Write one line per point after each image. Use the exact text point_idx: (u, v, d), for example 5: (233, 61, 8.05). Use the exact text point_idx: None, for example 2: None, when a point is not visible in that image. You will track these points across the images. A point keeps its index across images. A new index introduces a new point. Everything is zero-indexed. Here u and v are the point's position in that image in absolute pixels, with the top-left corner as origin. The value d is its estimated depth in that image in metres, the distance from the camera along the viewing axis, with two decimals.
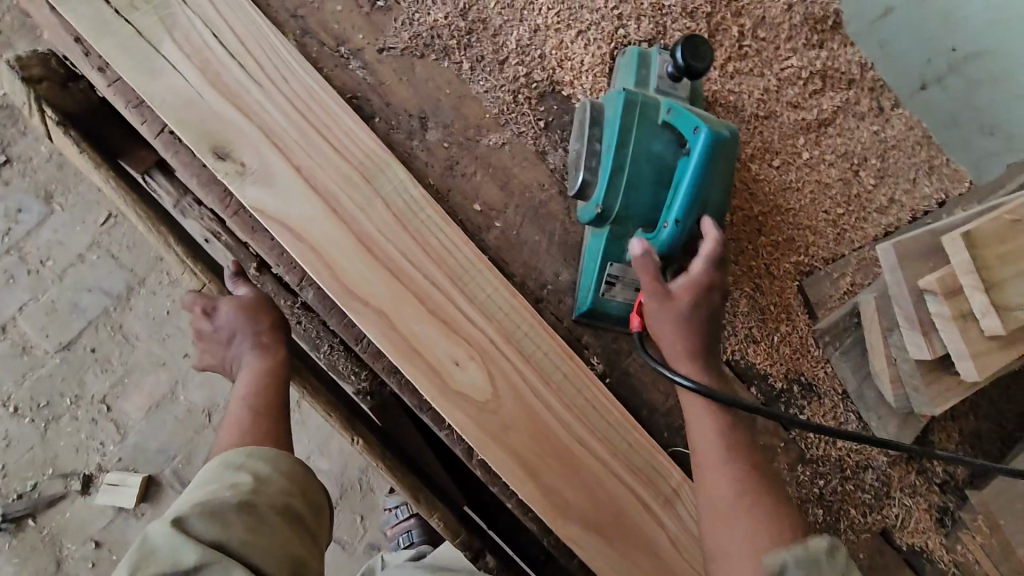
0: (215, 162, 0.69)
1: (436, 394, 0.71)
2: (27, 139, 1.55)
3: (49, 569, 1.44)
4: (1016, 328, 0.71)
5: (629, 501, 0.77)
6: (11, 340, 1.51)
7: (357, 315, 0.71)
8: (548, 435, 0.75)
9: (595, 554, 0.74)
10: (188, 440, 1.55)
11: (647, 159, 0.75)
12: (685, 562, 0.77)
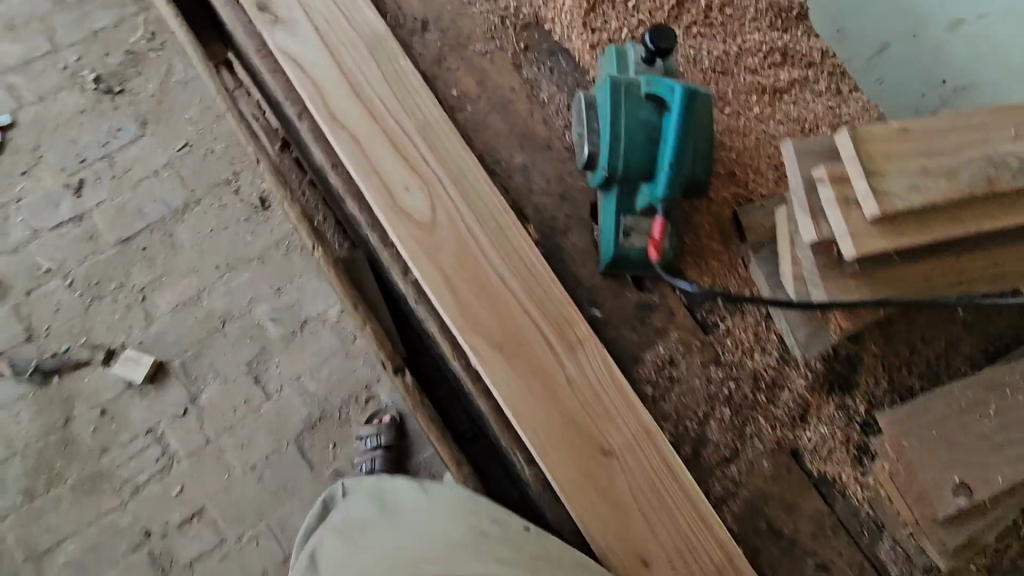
0: (258, 12, 0.95)
1: (385, 207, 0.88)
2: (140, 77, 1.91)
3: (59, 423, 1.62)
4: (896, 216, 0.79)
5: (533, 334, 0.87)
6: (83, 228, 1.76)
7: (335, 133, 0.90)
8: (471, 261, 0.88)
9: (493, 366, 0.84)
10: (200, 340, 1.74)
11: (639, 128, 0.90)
12: (577, 401, 0.86)
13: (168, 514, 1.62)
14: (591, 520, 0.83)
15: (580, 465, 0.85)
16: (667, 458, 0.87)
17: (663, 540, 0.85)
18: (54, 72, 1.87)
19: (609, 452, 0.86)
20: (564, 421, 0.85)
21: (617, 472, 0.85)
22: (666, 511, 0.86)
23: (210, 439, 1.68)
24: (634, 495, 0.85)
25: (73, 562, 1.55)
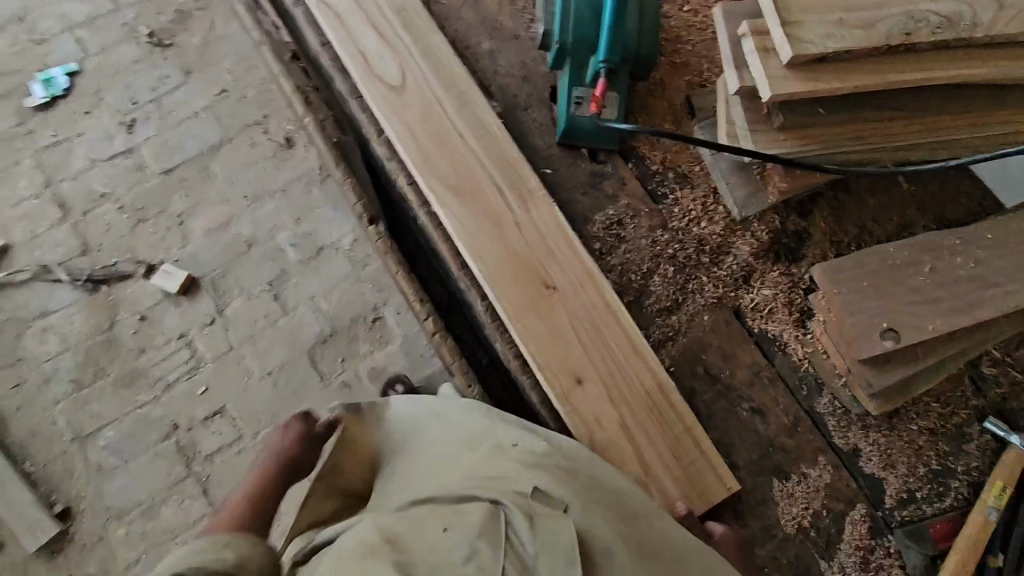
0: None
1: (364, 74, 1.05)
2: (186, 32, 2.14)
3: (105, 325, 1.83)
4: (812, 61, 0.87)
5: (488, 184, 1.00)
6: (133, 161, 1.99)
7: (324, 15, 1.08)
8: (435, 120, 1.02)
9: (450, 206, 0.99)
10: (228, 260, 1.93)
11: (584, 3, 1.00)
12: (523, 241, 0.98)
13: (193, 410, 1.79)
14: (531, 341, 0.94)
15: (525, 295, 0.95)
16: (605, 295, 0.96)
17: (599, 366, 0.94)
18: (115, 28, 2.12)
19: (551, 286, 0.96)
20: (510, 257, 0.97)
21: (558, 303, 0.95)
22: (602, 340, 0.95)
23: (232, 346, 1.86)
24: (573, 323, 0.95)
25: (111, 445, 1.74)
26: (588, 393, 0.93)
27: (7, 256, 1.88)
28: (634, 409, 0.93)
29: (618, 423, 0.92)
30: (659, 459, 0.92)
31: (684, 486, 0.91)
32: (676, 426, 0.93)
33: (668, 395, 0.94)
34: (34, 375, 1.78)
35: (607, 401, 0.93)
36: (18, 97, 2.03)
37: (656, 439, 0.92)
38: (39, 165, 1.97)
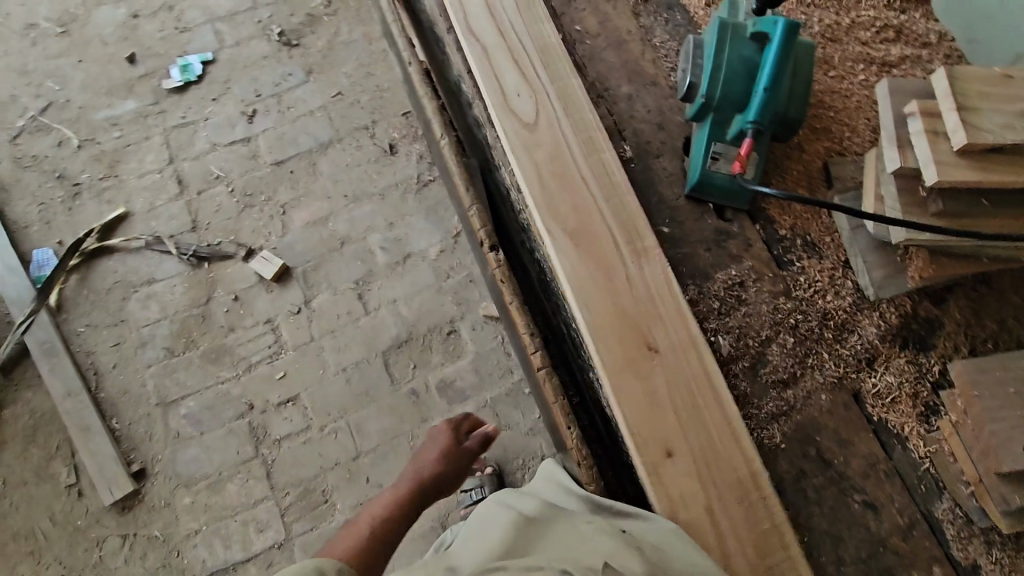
0: None
1: (498, 106, 1.07)
2: (313, 34, 2.26)
3: (202, 300, 1.93)
4: (986, 150, 0.83)
5: (604, 234, 0.99)
6: (249, 149, 2.11)
7: (468, 43, 1.10)
8: (562, 160, 1.03)
9: (563, 248, 0.99)
10: (321, 255, 2.00)
11: (738, 62, 1.00)
12: (632, 296, 0.96)
13: (268, 394, 1.85)
14: (626, 400, 0.92)
15: (625, 354, 0.94)
16: (708, 366, 0.94)
17: (692, 440, 0.91)
18: (250, 24, 2.27)
19: (652, 346, 0.94)
20: (616, 309, 0.95)
21: (658, 366, 0.93)
22: (698, 410, 0.92)
23: (313, 338, 1.92)
24: (671, 390, 0.93)
25: (190, 416, 1.81)
26: (676, 465, 0.90)
27: (125, 222, 2.00)
28: (725, 492, 0.89)
29: (705, 503, 0.88)
30: (743, 551, 0.86)
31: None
32: (767, 516, 0.88)
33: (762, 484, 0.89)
34: (133, 337, 1.87)
35: (695, 478, 0.89)
36: (157, 77, 2.18)
37: (742, 528, 0.87)
38: (165, 142, 2.10)
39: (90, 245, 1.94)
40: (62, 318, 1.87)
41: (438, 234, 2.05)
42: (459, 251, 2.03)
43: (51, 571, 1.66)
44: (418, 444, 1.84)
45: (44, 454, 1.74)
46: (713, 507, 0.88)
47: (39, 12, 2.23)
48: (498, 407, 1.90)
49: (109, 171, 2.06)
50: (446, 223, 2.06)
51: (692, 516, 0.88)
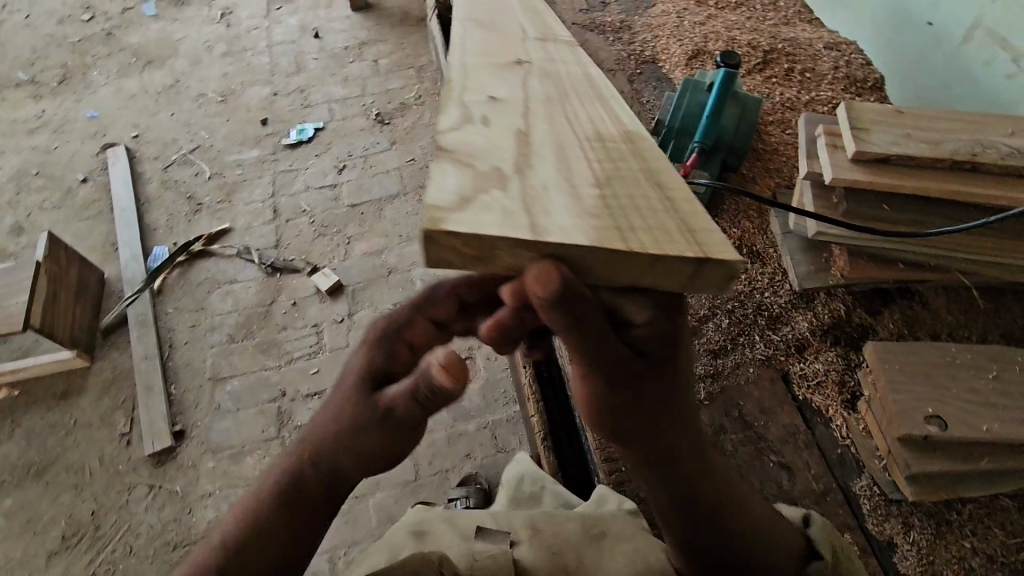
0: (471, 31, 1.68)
1: None
2: (402, 116, 2.84)
3: (268, 300, 2.29)
4: (875, 159, 1.05)
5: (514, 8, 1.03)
6: (333, 192, 2.60)
7: None
8: None
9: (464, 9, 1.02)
10: (370, 278, 2.35)
11: (694, 105, 1.29)
12: (530, 40, 0.95)
13: (301, 384, 2.10)
14: (467, 72, 0.87)
15: (500, 62, 0.89)
16: (586, 89, 0.86)
17: (553, 118, 0.78)
18: (357, 105, 2.89)
19: (528, 66, 0.89)
20: (494, 41, 0.94)
21: (513, 65, 0.89)
22: (553, 102, 0.82)
23: (349, 344, 2.19)
24: (544, 88, 0.84)
25: (232, 392, 2.08)
26: (496, 115, 0.78)
27: (227, 235, 2.48)
28: (563, 147, 0.73)
29: (528, 150, 0.72)
30: (576, 193, 0.66)
31: (593, 221, 0.63)
32: (620, 177, 0.71)
33: (615, 155, 0.74)
34: (207, 322, 2.24)
35: (519, 128, 0.76)
36: (279, 136, 2.80)
37: (585, 176, 0.69)
38: (272, 181, 2.64)
39: (196, 248, 2.41)
40: (159, 300, 2.29)
41: None
42: None
43: (86, 504, 1.87)
44: (418, 452, 1.97)
45: (112, 404, 2.05)
46: (521, 148, 0.73)
47: (209, 87, 3.00)
48: (497, 431, 2.01)
49: (226, 198, 2.60)
50: None
51: (492, 142, 0.73)
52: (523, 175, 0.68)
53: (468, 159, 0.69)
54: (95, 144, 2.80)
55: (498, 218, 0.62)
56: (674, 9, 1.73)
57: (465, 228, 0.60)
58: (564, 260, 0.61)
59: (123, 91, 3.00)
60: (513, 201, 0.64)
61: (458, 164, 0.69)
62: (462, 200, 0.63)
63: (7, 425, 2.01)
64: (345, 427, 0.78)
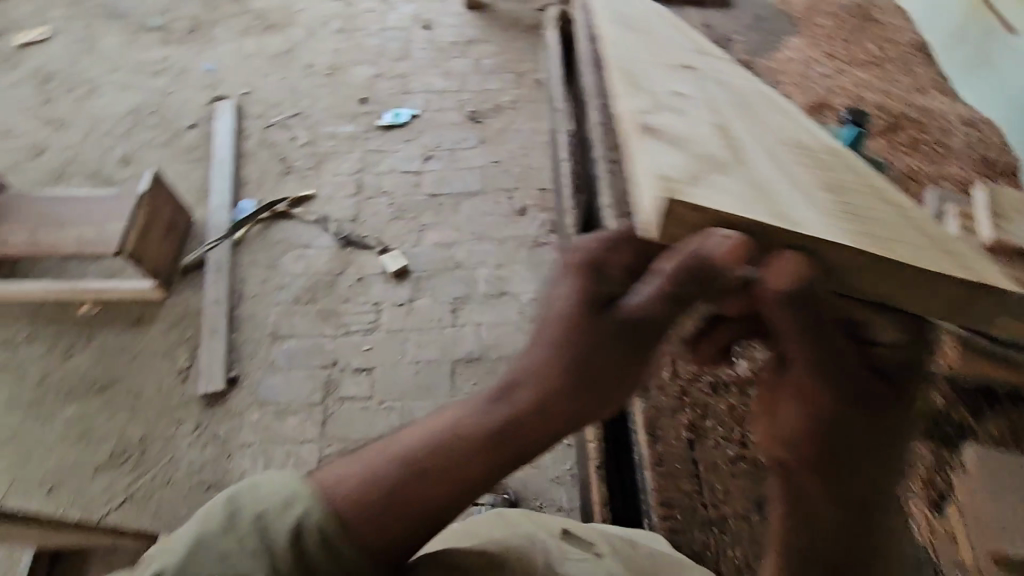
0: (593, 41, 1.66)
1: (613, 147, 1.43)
2: (495, 119, 2.88)
3: (336, 271, 2.36)
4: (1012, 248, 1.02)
5: (669, 29, 1.10)
6: (416, 179, 2.66)
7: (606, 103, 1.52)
8: (641, 10, 1.16)
9: (616, 21, 1.06)
10: (437, 269, 2.38)
11: None
12: (691, 52, 1.03)
13: (352, 358, 2.14)
14: (637, 74, 0.89)
15: (672, 68, 0.94)
16: (763, 96, 0.96)
17: (748, 128, 0.83)
18: (453, 100, 2.96)
19: (695, 70, 0.96)
20: (659, 44, 1.02)
21: (685, 72, 0.94)
22: (737, 106, 0.89)
23: (404, 329, 2.22)
24: (725, 96, 0.91)
25: (288, 351, 2.15)
26: (685, 114, 0.81)
27: (310, 201, 2.58)
28: (769, 147, 0.79)
29: (734, 148, 0.75)
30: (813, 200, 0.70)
31: (843, 225, 0.66)
32: (833, 180, 0.78)
33: (819, 161, 0.82)
34: (277, 279, 2.33)
35: (715, 126, 0.79)
36: (374, 117, 2.89)
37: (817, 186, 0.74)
38: (361, 158, 2.73)
39: (281, 208, 2.51)
40: (238, 250, 2.40)
41: (535, 284, 2.34)
42: None
43: (136, 429, 1.97)
44: None
45: (177, 338, 2.15)
46: (731, 140, 0.77)
47: (319, 60, 3.13)
48: None
49: (315, 166, 2.71)
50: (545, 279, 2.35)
51: (697, 130, 0.77)
52: (741, 165, 0.71)
53: (677, 142, 0.72)
54: (206, 95, 2.98)
55: (739, 202, 0.63)
56: (800, 57, 1.65)
57: (709, 203, 0.61)
58: (815, 256, 0.63)
59: (241, 50, 3.17)
60: (746, 186, 0.66)
61: (670, 143, 0.72)
62: (692, 177, 0.65)
63: (83, 339, 2.14)
64: (563, 355, 0.65)
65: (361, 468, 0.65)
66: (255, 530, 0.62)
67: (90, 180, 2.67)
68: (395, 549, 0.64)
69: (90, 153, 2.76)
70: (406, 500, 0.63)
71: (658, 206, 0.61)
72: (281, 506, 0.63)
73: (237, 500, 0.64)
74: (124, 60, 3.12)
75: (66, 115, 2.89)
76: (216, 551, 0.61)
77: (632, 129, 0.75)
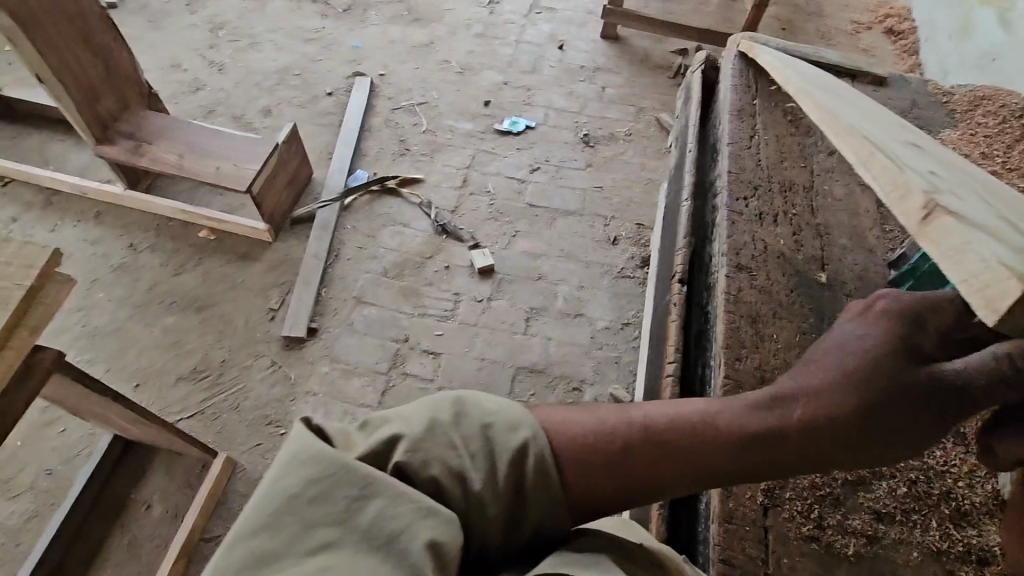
0: (736, 92, 1.66)
1: (736, 199, 1.43)
2: (606, 147, 2.92)
3: (426, 254, 2.45)
4: None
5: (894, 116, 1.17)
6: (519, 187, 2.73)
7: (738, 155, 1.52)
8: (831, 90, 1.20)
9: (840, 102, 1.11)
10: (520, 276, 2.42)
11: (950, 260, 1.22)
12: (922, 138, 1.09)
13: (422, 339, 2.22)
14: (891, 149, 0.93)
15: (916, 149, 0.98)
16: (991, 178, 1.05)
17: (1014, 220, 0.88)
18: (570, 121, 3.02)
19: (936, 153, 1.00)
20: (879, 118, 1.09)
21: (931, 156, 0.98)
22: (988, 191, 0.94)
23: (477, 325, 2.27)
24: (971, 182, 0.94)
25: (366, 317, 2.25)
26: (955, 190, 0.84)
27: (417, 184, 2.70)
28: None
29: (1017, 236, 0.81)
30: None
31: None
32: None
33: None
34: (371, 249, 2.45)
35: (990, 209, 0.84)
36: (493, 120, 3.00)
37: None
38: (473, 156, 2.84)
39: (390, 185, 2.65)
40: (344, 213, 2.55)
41: (612, 313, 2.34)
42: (620, 336, 2.28)
43: (220, 351, 2.12)
44: None
45: (274, 280, 2.31)
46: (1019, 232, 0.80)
47: (454, 58, 3.30)
48: None
49: (429, 153, 2.84)
50: (623, 311, 2.35)
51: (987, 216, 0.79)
52: None
53: (985, 228, 0.74)
54: (348, 68, 3.20)
55: None
56: (952, 151, 1.57)
57: None
58: None
59: (387, 35, 3.40)
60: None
61: (982, 229, 0.73)
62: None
63: (194, 260, 2.33)
64: (854, 389, 0.79)
65: (673, 420, 0.78)
66: (481, 435, 0.71)
67: (232, 122, 2.93)
68: (616, 503, 0.76)
69: (238, 98, 3.03)
70: (629, 463, 0.75)
71: (1009, 296, 0.63)
72: (509, 424, 0.73)
73: (467, 405, 0.73)
74: (285, 23, 3.42)
75: (226, 61, 3.19)
76: (446, 439, 0.70)
77: (927, 210, 0.76)
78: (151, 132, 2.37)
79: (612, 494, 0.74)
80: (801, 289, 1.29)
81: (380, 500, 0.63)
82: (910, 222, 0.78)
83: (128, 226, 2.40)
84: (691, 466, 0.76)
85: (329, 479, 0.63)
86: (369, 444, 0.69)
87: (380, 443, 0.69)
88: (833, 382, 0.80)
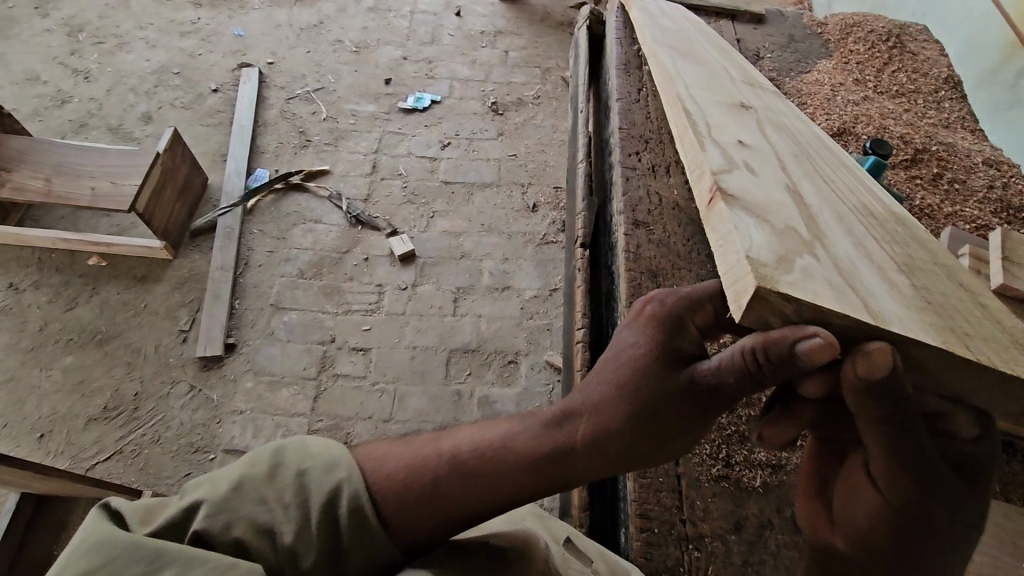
0: (621, 45, 1.64)
1: (627, 155, 1.42)
2: (515, 113, 2.87)
3: (341, 249, 2.36)
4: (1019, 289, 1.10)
5: (732, 74, 1.14)
6: (431, 165, 2.65)
7: (627, 110, 1.51)
8: (692, 47, 1.21)
9: (675, 65, 1.08)
10: (443, 257, 2.38)
11: None
12: (756, 101, 1.07)
13: (350, 337, 2.15)
14: (716, 117, 0.91)
15: (744, 116, 0.96)
16: (813, 138, 1.06)
17: (820, 192, 0.85)
18: (477, 90, 2.94)
19: (760, 119, 0.99)
20: (714, 78, 1.08)
21: (757, 125, 0.96)
22: (804, 161, 0.92)
23: (404, 313, 2.22)
24: (792, 151, 0.93)
25: (287, 324, 2.16)
26: (756, 165, 0.83)
27: (324, 177, 2.58)
28: (843, 218, 0.82)
29: (811, 215, 0.77)
30: (893, 288, 0.70)
31: (926, 318, 0.67)
32: (907, 263, 0.80)
33: (884, 234, 0.85)
34: (282, 251, 2.33)
35: (788, 189, 0.81)
36: (396, 98, 2.88)
37: (891, 271, 0.75)
38: (379, 139, 2.73)
39: (295, 180, 2.52)
40: (248, 218, 2.41)
41: (539, 282, 2.34)
42: (550, 302, 2.29)
43: (132, 384, 1.99)
44: None
45: (179, 300, 2.17)
46: (809, 209, 0.78)
47: (348, 36, 3.13)
48: None
49: (333, 142, 2.71)
50: (549, 278, 2.35)
51: (772, 196, 0.77)
52: (819, 245, 0.71)
53: (760, 211, 0.71)
54: (232, 60, 2.98)
55: (830, 292, 0.62)
56: (829, 81, 1.61)
57: (802, 294, 0.59)
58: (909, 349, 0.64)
59: (271, 19, 3.17)
60: (833, 275, 0.65)
61: (752, 214, 0.70)
62: (781, 261, 0.62)
63: (87, 291, 2.16)
64: (625, 398, 0.73)
65: (442, 456, 0.75)
66: (294, 485, 0.71)
67: (110, 135, 2.69)
68: (423, 545, 0.74)
69: (113, 107, 2.78)
70: (431, 494, 0.72)
71: (747, 292, 0.59)
72: (324, 467, 0.73)
73: (283, 456, 0.73)
74: (155, 17, 3.13)
75: (92, 66, 2.91)
76: (255, 495, 0.69)
77: (712, 193, 0.73)
78: (11, 158, 2.14)
79: (426, 517, 0.73)
80: (695, 236, 1.30)
81: (167, 574, 0.60)
82: (699, 205, 0.74)
83: (7, 264, 2.20)
84: (470, 497, 0.73)
85: (112, 565, 0.60)
86: (170, 515, 0.67)
87: (179, 513, 0.67)
88: (604, 393, 0.75)
